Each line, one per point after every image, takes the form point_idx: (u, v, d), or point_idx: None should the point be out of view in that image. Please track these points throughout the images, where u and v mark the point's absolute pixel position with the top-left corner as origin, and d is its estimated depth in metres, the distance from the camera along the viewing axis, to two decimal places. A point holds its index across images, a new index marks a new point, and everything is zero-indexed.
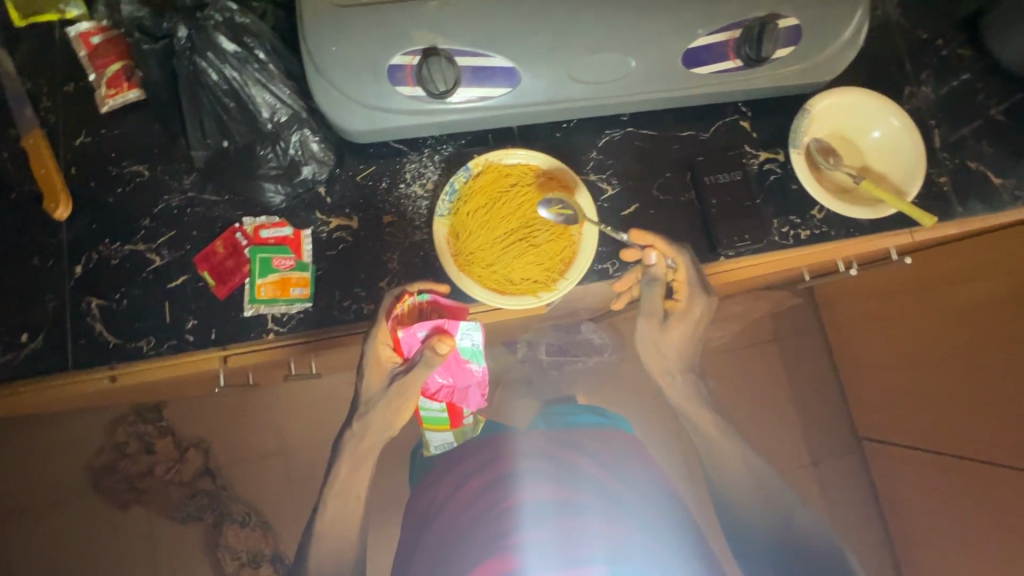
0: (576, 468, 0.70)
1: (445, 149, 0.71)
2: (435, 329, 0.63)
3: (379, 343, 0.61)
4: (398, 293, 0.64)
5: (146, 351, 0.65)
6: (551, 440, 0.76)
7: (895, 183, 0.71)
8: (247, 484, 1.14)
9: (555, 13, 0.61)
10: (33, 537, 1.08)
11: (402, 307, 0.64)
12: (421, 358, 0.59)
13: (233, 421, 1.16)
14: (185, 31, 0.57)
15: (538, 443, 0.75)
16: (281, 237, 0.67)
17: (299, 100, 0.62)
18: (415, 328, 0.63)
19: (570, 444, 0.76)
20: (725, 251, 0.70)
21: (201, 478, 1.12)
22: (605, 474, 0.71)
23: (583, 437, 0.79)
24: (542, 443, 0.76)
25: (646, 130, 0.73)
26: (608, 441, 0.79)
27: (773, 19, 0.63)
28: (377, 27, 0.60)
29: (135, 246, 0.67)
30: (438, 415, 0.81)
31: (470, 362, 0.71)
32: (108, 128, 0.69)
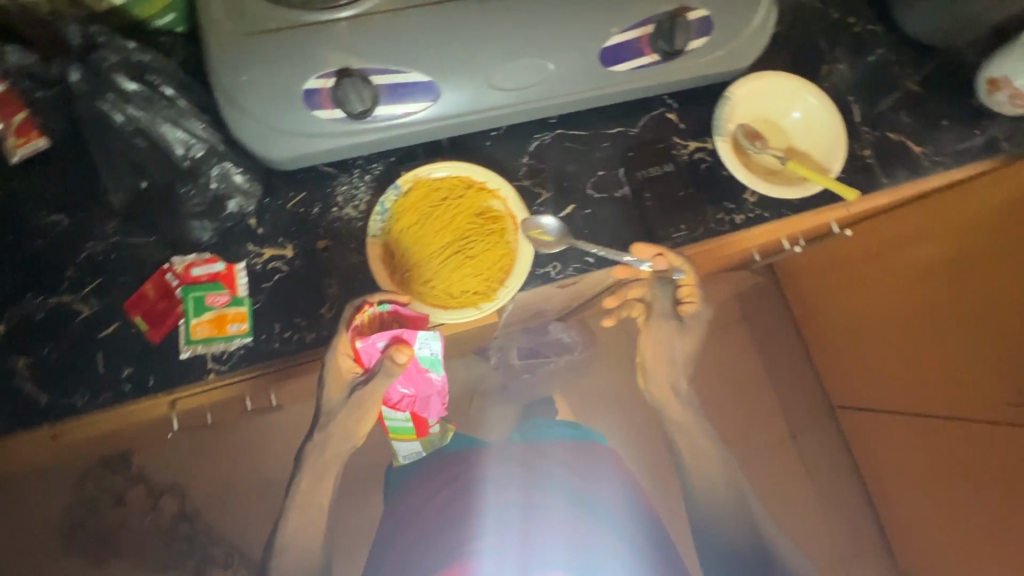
0: (548, 476, 0.72)
1: (375, 168, 0.70)
2: (392, 339, 0.60)
3: (339, 354, 0.60)
4: (357, 303, 0.61)
5: (80, 406, 0.63)
6: (527, 452, 0.78)
7: (819, 161, 0.73)
8: (229, 524, 1.18)
9: (466, 25, 0.61)
10: None
11: (362, 318, 0.61)
12: (381, 369, 0.58)
13: (208, 463, 1.18)
14: (77, 73, 0.57)
15: (514, 455, 0.77)
16: (214, 273, 0.65)
17: (247, 127, 0.63)
18: (374, 338, 0.60)
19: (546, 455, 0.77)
20: (664, 243, 0.71)
21: (179, 522, 1.14)
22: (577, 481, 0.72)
23: (560, 448, 0.80)
24: (518, 454, 0.77)
25: (575, 131, 0.73)
26: (588, 453, 0.79)
27: (682, 12, 0.64)
28: (286, 52, 0.59)
29: (60, 299, 0.65)
30: (403, 426, 0.77)
31: (431, 372, 0.65)
32: (20, 179, 0.66)
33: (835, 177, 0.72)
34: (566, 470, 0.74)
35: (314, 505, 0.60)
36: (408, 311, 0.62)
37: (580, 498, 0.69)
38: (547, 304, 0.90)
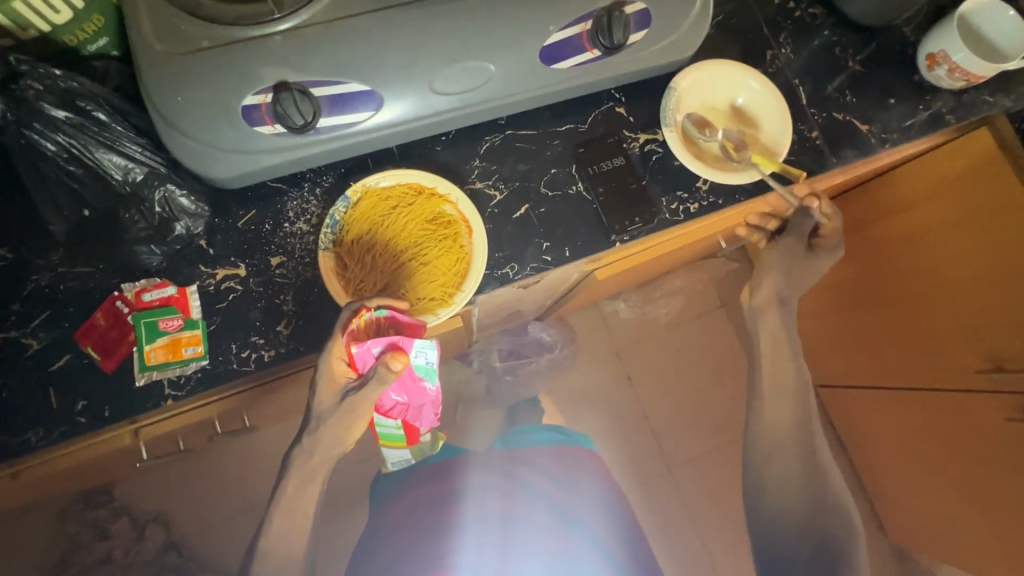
0: (529, 491, 0.74)
1: (325, 180, 0.69)
2: (388, 345, 0.59)
3: (334, 358, 0.59)
4: (355, 307, 0.60)
5: (36, 442, 0.62)
6: (509, 459, 0.78)
7: (767, 145, 0.74)
8: (217, 550, 1.16)
9: (402, 32, 0.61)
10: None
11: (358, 322, 0.60)
12: (373, 375, 0.57)
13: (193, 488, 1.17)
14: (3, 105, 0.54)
15: (496, 464, 0.77)
16: (166, 297, 0.64)
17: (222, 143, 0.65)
18: (370, 344, 0.59)
19: (528, 463, 0.77)
20: (620, 237, 0.71)
21: (166, 552, 1.12)
22: (557, 493, 0.74)
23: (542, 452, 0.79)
24: (500, 464, 0.77)
25: (525, 131, 0.73)
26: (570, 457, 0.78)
27: (618, 7, 0.64)
28: (221, 70, 0.58)
29: (8, 334, 0.63)
30: (393, 432, 0.74)
31: (426, 381, 0.65)
32: None
33: (783, 161, 0.73)
34: (547, 480, 0.75)
35: (285, 523, 0.58)
36: (405, 317, 0.62)
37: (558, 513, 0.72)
38: (516, 305, 0.90)
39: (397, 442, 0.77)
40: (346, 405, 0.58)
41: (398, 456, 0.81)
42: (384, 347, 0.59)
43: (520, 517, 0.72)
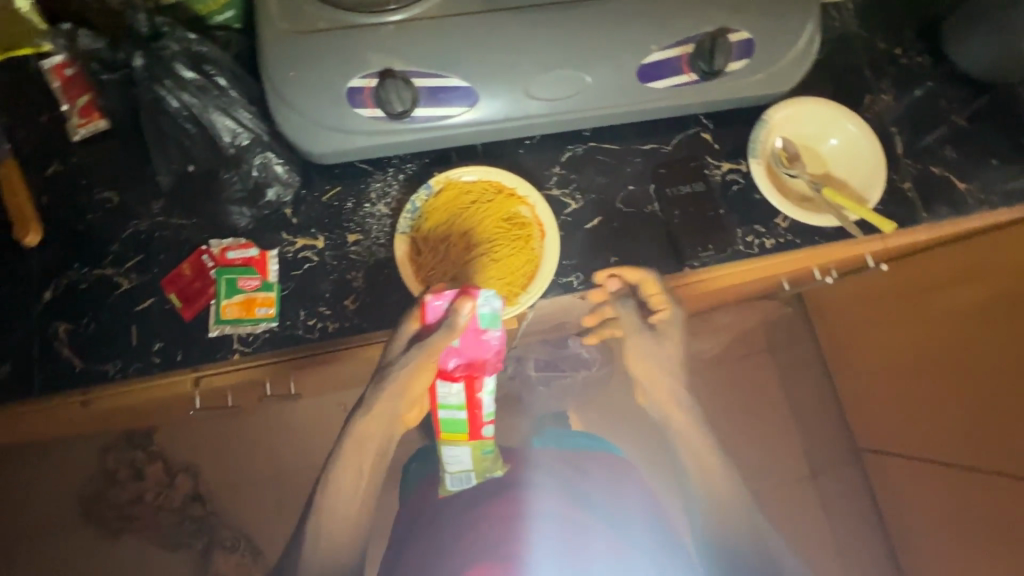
0: (587, 490, 0.70)
1: (409, 167, 0.72)
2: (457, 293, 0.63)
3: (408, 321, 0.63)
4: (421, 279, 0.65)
5: (112, 375, 0.66)
6: (563, 460, 0.75)
7: (856, 190, 0.72)
8: (238, 510, 1.21)
9: (508, 35, 0.63)
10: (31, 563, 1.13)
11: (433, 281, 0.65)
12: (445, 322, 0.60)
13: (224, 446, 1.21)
14: (141, 59, 0.60)
15: (551, 462, 0.74)
16: (247, 258, 0.68)
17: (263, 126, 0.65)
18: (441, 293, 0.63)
19: (582, 468, 0.74)
20: (690, 262, 0.71)
21: (190, 503, 1.18)
22: (613, 498, 0.70)
23: (595, 460, 0.76)
24: (555, 462, 0.74)
25: (608, 145, 0.74)
26: (615, 467, 0.75)
27: (723, 34, 0.64)
28: (335, 52, 0.62)
29: (103, 271, 0.68)
30: (455, 415, 0.75)
31: (489, 332, 0.69)
32: (78, 156, 0.70)
33: (872, 208, 0.70)
34: (603, 486, 0.71)
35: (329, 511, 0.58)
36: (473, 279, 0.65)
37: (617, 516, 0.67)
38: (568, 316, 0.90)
39: (458, 434, 0.75)
40: (422, 345, 0.60)
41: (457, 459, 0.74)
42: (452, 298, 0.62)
43: (579, 512, 0.66)
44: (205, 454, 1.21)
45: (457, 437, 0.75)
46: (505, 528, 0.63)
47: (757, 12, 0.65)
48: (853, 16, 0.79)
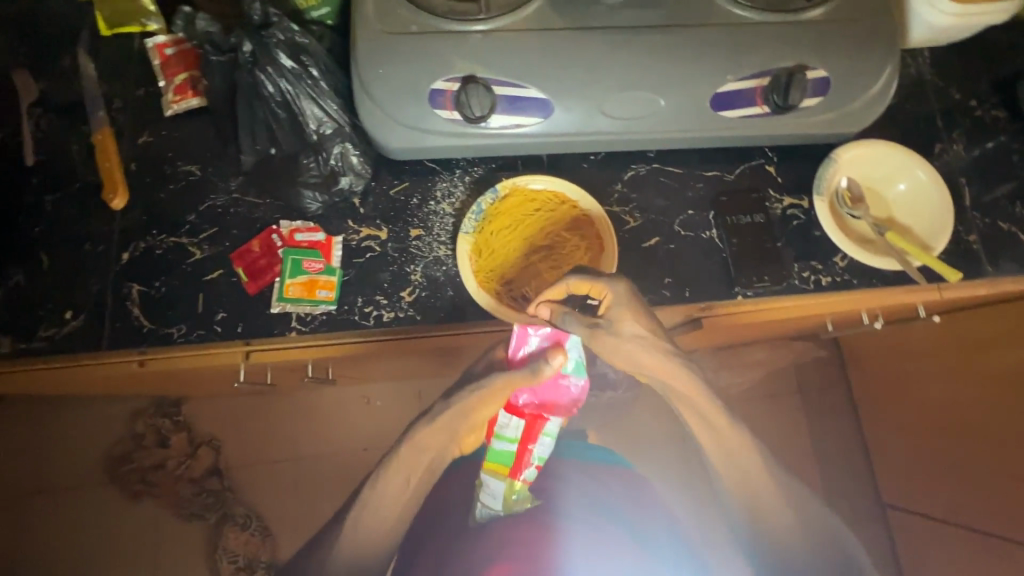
0: (607, 500, 0.74)
1: (476, 171, 0.74)
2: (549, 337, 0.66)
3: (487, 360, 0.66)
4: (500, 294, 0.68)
5: (175, 338, 0.69)
6: (583, 470, 0.79)
7: (919, 237, 0.71)
8: (254, 489, 1.22)
9: (589, 52, 0.65)
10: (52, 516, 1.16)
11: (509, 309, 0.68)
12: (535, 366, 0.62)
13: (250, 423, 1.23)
14: (249, 46, 0.63)
15: (569, 472, 0.78)
16: (314, 241, 0.71)
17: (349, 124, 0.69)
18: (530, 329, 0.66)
19: (601, 480, 0.77)
20: (744, 290, 0.71)
21: (208, 477, 1.18)
22: (633, 510, 0.73)
23: (610, 473, 0.79)
24: (575, 472, 0.78)
25: (671, 168, 0.75)
26: (630, 481, 0.78)
27: (800, 70, 0.65)
28: (424, 55, 0.65)
29: (178, 239, 0.72)
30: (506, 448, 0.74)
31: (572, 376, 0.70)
32: (169, 130, 0.75)
33: (936, 256, 0.70)
34: (621, 500, 0.75)
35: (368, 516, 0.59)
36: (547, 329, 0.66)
37: (636, 526, 0.71)
38: None
39: (499, 465, 0.73)
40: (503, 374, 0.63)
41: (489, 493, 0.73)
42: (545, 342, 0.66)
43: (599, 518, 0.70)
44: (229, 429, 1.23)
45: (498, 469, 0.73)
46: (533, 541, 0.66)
47: (837, 51, 0.66)
48: (928, 64, 0.79)
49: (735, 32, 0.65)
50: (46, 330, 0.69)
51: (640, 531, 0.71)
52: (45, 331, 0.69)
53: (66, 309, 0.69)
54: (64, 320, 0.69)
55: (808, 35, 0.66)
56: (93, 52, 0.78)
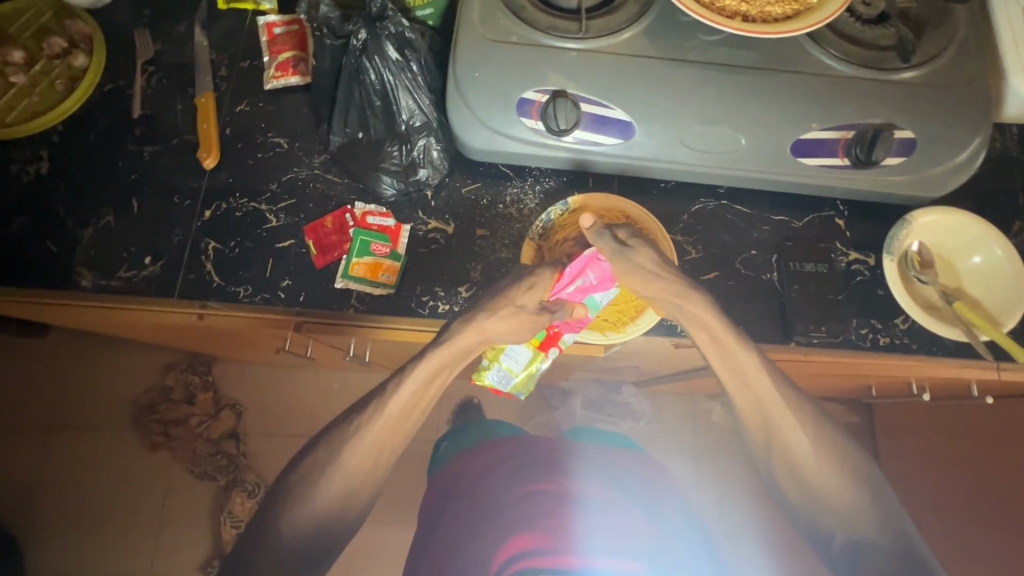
0: (626, 479, 0.77)
1: (547, 182, 0.76)
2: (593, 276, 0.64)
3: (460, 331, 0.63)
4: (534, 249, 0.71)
5: (241, 297, 0.72)
6: (603, 451, 0.81)
7: (990, 311, 0.69)
8: (266, 457, 1.24)
9: (678, 83, 0.66)
10: (73, 451, 1.18)
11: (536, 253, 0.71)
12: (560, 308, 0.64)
13: (274, 391, 1.26)
14: (363, 35, 0.66)
15: (591, 450, 0.80)
16: (384, 226, 0.73)
17: (436, 114, 0.71)
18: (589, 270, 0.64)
19: (621, 461, 0.81)
20: (799, 338, 0.70)
21: (226, 440, 1.21)
22: (653, 489, 0.77)
23: (632, 457, 0.83)
24: (596, 450, 0.80)
25: (738, 206, 0.76)
26: (651, 463, 0.82)
27: (889, 128, 0.65)
28: (520, 64, 0.67)
29: (259, 205, 0.75)
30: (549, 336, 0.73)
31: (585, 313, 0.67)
32: (266, 102, 0.79)
33: (1005, 333, 0.68)
34: (643, 479, 0.78)
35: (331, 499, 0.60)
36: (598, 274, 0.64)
37: (657, 507, 0.74)
38: (644, 360, 0.90)
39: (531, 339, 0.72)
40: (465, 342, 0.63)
41: (516, 358, 0.76)
42: (587, 280, 0.64)
43: (622, 499, 0.74)
44: (254, 396, 1.26)
45: (528, 342, 0.73)
46: (540, 519, 0.70)
47: (927, 115, 0.66)
48: (1016, 141, 0.78)
49: (827, 83, 0.66)
50: (125, 272, 0.73)
51: (663, 512, 0.74)
52: (124, 272, 0.73)
53: (146, 254, 0.74)
54: (144, 265, 0.73)
55: (900, 95, 0.66)
56: (208, 22, 0.83)
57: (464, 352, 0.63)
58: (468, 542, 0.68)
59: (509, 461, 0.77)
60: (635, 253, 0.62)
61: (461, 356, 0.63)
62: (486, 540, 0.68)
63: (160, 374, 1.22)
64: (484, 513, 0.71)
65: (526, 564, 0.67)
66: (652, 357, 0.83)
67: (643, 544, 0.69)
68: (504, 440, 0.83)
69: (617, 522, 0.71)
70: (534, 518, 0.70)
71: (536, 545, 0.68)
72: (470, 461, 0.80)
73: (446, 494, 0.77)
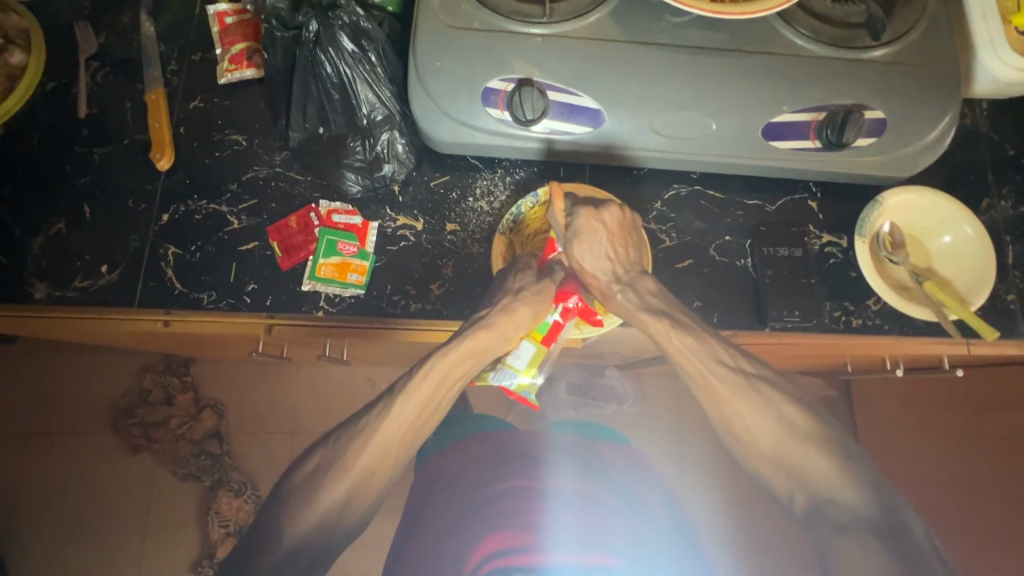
0: (604, 471, 0.78)
1: (518, 173, 0.75)
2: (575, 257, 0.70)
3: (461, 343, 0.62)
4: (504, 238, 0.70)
5: (205, 303, 0.69)
6: (583, 445, 0.82)
7: (959, 291, 0.70)
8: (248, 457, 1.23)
9: (647, 68, 0.65)
10: None
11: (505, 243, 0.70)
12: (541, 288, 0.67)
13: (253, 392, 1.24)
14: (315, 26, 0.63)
15: (569, 444, 0.81)
16: (350, 224, 0.71)
17: (398, 105, 0.69)
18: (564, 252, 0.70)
19: (601, 454, 0.82)
20: (773, 323, 0.70)
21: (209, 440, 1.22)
22: (629, 480, 0.78)
23: (612, 450, 0.84)
24: (573, 445, 0.82)
25: (712, 192, 0.75)
26: (630, 457, 0.83)
27: (859, 109, 0.64)
28: (483, 51, 0.64)
29: (218, 206, 0.72)
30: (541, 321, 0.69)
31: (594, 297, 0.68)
32: (222, 97, 0.76)
33: (973, 311, 0.68)
34: (622, 472, 0.79)
35: None
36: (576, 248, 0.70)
37: (637, 499, 0.75)
38: (624, 346, 0.90)
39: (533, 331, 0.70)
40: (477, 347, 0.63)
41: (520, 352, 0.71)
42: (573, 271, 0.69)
43: (597, 490, 0.75)
44: (233, 396, 1.24)
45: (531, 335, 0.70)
46: (518, 517, 0.70)
47: (899, 94, 0.65)
48: (986, 117, 0.78)
49: (797, 63, 0.65)
50: (81, 281, 0.70)
51: (638, 502, 0.75)
52: (80, 282, 0.70)
53: (102, 263, 0.71)
54: (100, 274, 0.70)
55: (871, 76, 0.65)
56: (154, 12, 0.78)
57: (465, 359, 0.62)
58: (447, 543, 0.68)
59: (488, 458, 0.77)
60: (579, 238, 0.64)
61: (474, 363, 0.63)
62: (465, 541, 0.68)
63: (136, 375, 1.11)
64: (461, 511, 0.70)
65: (503, 562, 0.67)
66: (633, 343, 0.83)
67: (622, 537, 0.70)
68: (487, 434, 0.82)
69: (596, 515, 0.72)
70: (514, 516, 0.70)
71: (513, 544, 0.68)
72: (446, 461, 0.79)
73: (424, 498, 0.76)
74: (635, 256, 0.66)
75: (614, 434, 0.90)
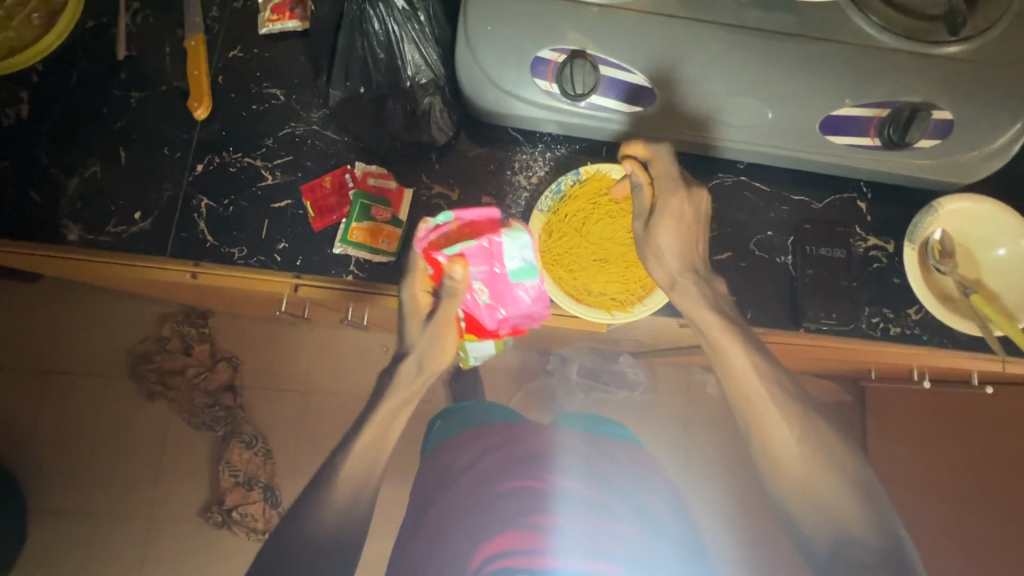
0: (613, 475, 0.77)
1: (558, 150, 0.73)
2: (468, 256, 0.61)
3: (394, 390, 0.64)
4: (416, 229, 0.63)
5: (235, 258, 0.69)
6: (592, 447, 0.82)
7: (1007, 306, 0.67)
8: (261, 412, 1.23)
9: (707, 47, 0.61)
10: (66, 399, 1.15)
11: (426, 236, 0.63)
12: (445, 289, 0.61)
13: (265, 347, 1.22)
14: None
15: (578, 444, 0.81)
16: (385, 188, 0.70)
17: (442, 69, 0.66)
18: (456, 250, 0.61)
19: (612, 456, 0.81)
20: (810, 325, 0.68)
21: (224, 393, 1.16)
22: (637, 485, 0.76)
23: (622, 452, 0.83)
24: (583, 445, 0.81)
25: (758, 183, 0.73)
26: (643, 464, 0.82)
27: (927, 108, 0.61)
28: (536, 17, 0.61)
29: (253, 161, 0.71)
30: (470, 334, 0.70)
31: (522, 287, 0.64)
32: (261, 48, 0.74)
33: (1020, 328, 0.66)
34: (632, 476, 0.78)
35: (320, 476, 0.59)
36: (474, 249, 0.62)
37: (645, 507, 0.73)
38: (647, 334, 0.89)
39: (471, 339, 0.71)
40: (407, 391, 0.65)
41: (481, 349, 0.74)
42: (486, 272, 0.63)
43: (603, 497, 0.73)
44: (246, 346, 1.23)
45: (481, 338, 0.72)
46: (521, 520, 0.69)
47: (972, 95, 0.61)
48: None
49: (866, 55, 0.61)
50: (115, 227, 0.70)
51: (646, 512, 0.73)
52: (114, 227, 0.70)
53: (136, 210, 0.70)
54: (133, 220, 0.70)
55: (945, 72, 0.61)
56: None
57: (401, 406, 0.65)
58: (451, 537, 0.69)
59: (497, 454, 0.78)
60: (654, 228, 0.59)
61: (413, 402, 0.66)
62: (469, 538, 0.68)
63: (157, 324, 1.17)
64: (466, 505, 0.71)
65: (504, 564, 0.67)
66: (661, 331, 0.81)
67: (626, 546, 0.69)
68: (497, 429, 0.85)
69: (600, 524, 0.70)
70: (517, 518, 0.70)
71: (512, 544, 0.68)
72: (453, 455, 0.80)
73: (432, 492, 0.77)
74: (703, 246, 0.61)
75: (626, 433, 0.89)
